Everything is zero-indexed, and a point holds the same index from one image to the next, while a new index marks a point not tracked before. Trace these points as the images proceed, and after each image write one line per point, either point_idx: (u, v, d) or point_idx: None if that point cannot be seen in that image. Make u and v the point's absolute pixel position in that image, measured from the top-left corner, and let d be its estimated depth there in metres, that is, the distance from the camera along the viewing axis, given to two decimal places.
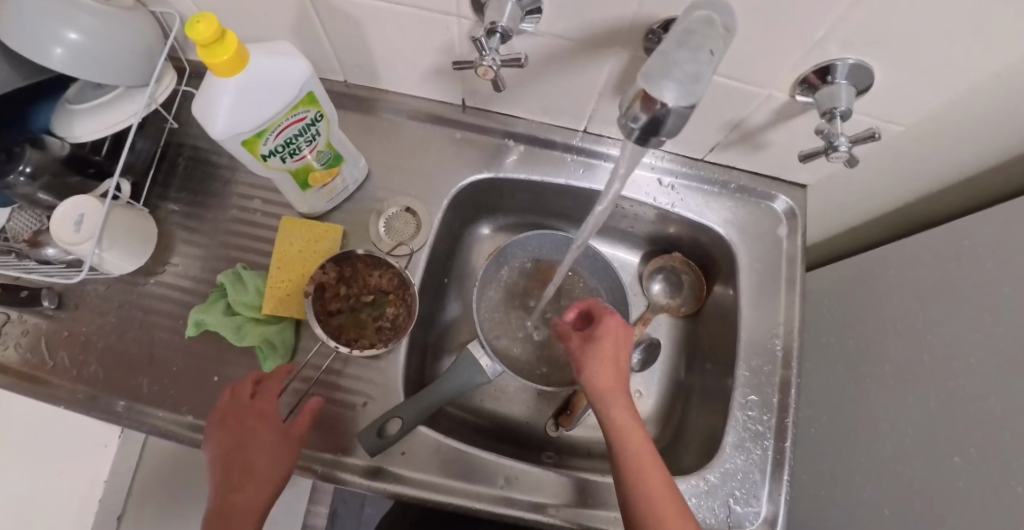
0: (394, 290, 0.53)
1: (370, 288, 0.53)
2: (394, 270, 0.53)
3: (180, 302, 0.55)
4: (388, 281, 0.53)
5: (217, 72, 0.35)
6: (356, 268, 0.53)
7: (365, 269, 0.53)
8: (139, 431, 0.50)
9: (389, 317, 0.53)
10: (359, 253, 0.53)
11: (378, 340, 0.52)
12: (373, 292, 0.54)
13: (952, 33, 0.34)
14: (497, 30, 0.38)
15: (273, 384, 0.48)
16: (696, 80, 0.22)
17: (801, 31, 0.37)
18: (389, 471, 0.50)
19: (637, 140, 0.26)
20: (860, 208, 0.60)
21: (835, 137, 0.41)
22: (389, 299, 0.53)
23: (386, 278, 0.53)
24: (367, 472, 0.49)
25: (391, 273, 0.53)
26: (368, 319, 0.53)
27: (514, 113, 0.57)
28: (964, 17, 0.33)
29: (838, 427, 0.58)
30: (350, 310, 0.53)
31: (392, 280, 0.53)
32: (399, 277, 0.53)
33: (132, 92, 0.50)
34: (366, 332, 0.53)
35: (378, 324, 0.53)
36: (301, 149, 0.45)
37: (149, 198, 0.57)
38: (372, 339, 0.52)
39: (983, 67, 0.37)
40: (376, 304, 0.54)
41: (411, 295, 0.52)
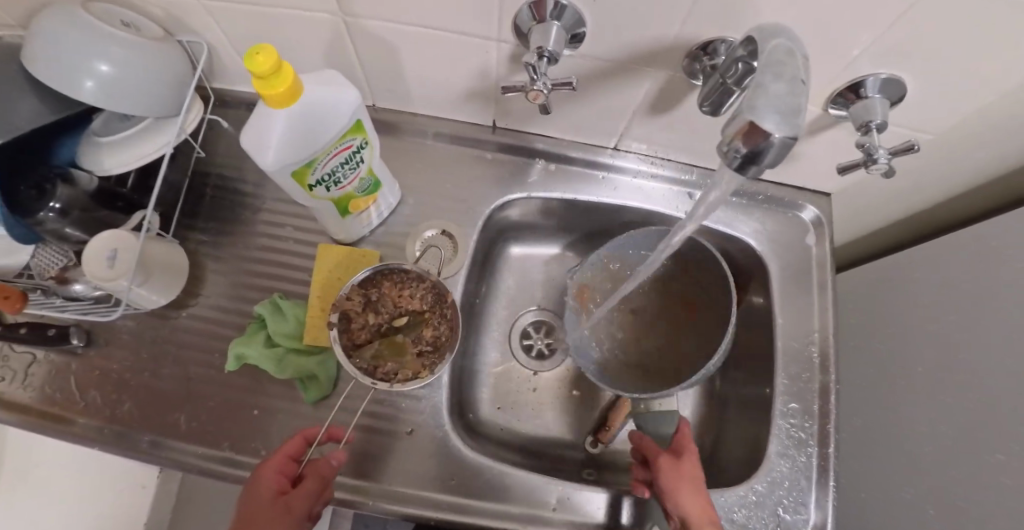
0: (429, 309, 0.51)
1: (401, 307, 0.51)
2: (426, 284, 0.51)
3: (213, 335, 0.53)
4: (421, 299, 0.51)
5: (269, 102, 0.35)
6: (384, 289, 0.51)
7: (393, 289, 0.51)
8: (179, 470, 0.49)
9: (427, 340, 0.51)
10: (382, 271, 0.51)
11: (422, 368, 0.49)
12: (404, 313, 0.51)
13: (987, 48, 0.36)
14: (544, 54, 0.39)
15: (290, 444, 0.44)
16: (797, 112, 0.23)
17: (839, 49, 0.38)
18: (437, 498, 0.49)
19: (737, 171, 0.26)
20: (884, 214, 0.62)
21: (876, 149, 0.42)
22: (425, 318, 0.51)
23: (419, 295, 0.51)
24: (416, 500, 0.49)
25: (423, 289, 0.51)
26: (405, 342, 0.51)
27: (543, 132, 0.57)
28: (978, 27, 0.34)
29: (875, 429, 0.59)
30: (382, 335, 0.51)
31: (424, 298, 0.51)
32: (433, 290, 0.51)
33: (162, 122, 0.49)
34: (406, 360, 0.50)
35: (417, 349, 0.50)
36: (345, 177, 0.45)
37: (176, 229, 0.56)
38: (414, 368, 0.49)
39: (1010, 79, 0.39)
40: (411, 324, 0.51)
41: (450, 306, 0.50)
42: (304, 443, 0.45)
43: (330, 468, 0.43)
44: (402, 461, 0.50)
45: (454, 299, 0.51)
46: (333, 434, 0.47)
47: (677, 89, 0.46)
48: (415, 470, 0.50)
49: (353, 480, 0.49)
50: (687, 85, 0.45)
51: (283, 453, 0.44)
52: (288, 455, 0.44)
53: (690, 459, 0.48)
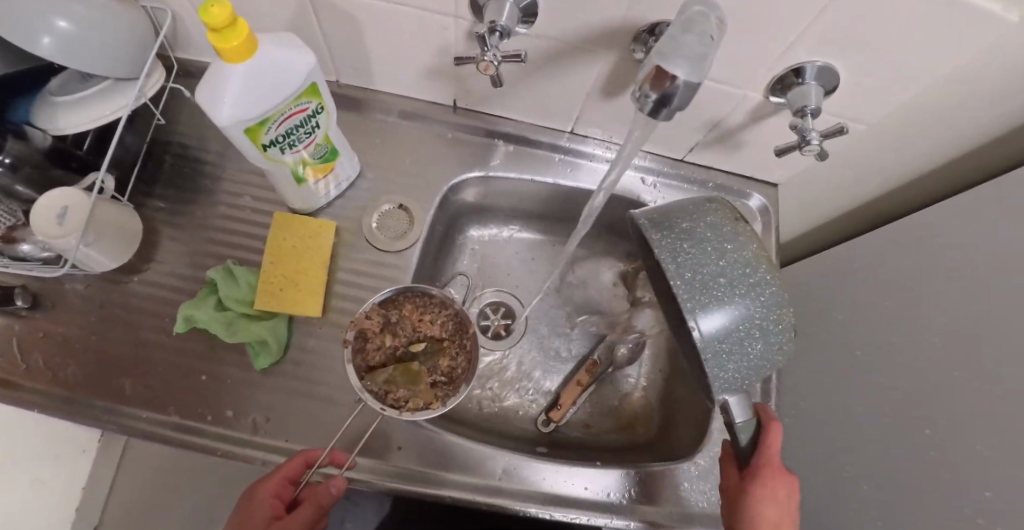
0: (448, 337, 0.54)
1: (420, 333, 0.54)
2: (448, 311, 0.54)
3: (166, 301, 0.53)
4: (441, 326, 0.54)
5: (224, 55, 0.36)
6: (404, 311, 0.54)
7: (414, 313, 0.54)
8: (122, 434, 0.48)
9: (443, 370, 0.53)
10: (405, 295, 0.53)
11: (434, 399, 0.50)
12: (423, 338, 0.54)
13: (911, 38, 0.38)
14: (497, 28, 0.40)
15: (291, 464, 0.45)
16: (703, 60, 0.26)
17: (774, 36, 0.41)
18: (397, 468, 0.49)
19: (649, 115, 0.28)
20: (829, 207, 0.65)
21: (808, 133, 0.45)
22: (445, 346, 0.54)
23: (440, 322, 0.54)
24: (374, 469, 0.49)
25: (444, 316, 0.54)
26: (420, 370, 0.52)
27: (503, 114, 0.59)
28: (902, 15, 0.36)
29: (817, 410, 0.61)
30: (398, 360, 0.52)
31: (444, 326, 0.54)
32: (454, 319, 0.54)
33: (122, 84, 0.49)
34: (419, 389, 0.51)
35: (431, 379, 0.52)
36: (300, 141, 0.45)
37: (133, 195, 0.56)
38: (427, 397, 0.50)
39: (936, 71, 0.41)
40: (428, 351, 0.54)
41: (471, 337, 0.53)
42: (304, 464, 0.45)
43: (328, 497, 0.45)
44: (352, 430, 0.50)
45: (475, 330, 0.53)
46: (335, 458, 0.47)
47: (628, 71, 0.47)
48: (364, 440, 0.50)
49: (300, 446, 0.49)
50: (637, 67, 0.47)
51: (280, 475, 0.44)
52: (286, 476, 0.44)
53: (757, 492, 0.44)
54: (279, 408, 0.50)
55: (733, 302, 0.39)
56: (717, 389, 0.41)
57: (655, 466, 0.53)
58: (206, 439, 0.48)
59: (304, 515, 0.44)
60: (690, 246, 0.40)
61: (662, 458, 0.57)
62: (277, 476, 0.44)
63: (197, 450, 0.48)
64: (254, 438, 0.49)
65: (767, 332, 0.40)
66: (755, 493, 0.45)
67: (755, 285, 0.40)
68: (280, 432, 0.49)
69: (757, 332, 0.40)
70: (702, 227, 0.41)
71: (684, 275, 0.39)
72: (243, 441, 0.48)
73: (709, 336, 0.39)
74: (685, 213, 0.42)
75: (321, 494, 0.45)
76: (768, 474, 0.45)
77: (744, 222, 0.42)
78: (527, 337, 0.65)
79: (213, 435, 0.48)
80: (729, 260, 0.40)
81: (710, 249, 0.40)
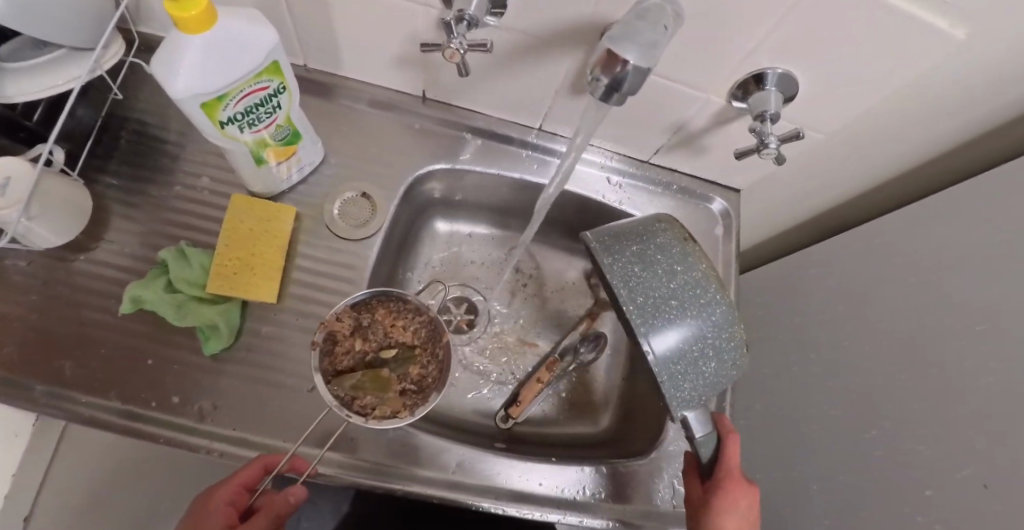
0: (421, 344, 0.52)
1: (392, 338, 0.52)
2: (422, 318, 0.53)
3: (113, 281, 0.51)
4: (413, 332, 0.52)
5: (182, 25, 0.35)
6: (377, 316, 0.52)
7: (387, 318, 0.52)
8: (58, 418, 0.46)
9: (413, 378, 0.51)
10: (378, 298, 0.52)
11: (402, 407, 0.48)
12: (395, 344, 0.52)
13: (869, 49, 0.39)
14: (465, 17, 0.39)
15: (244, 473, 0.43)
16: (654, 46, 0.26)
17: (736, 40, 0.41)
18: (363, 462, 0.48)
19: (601, 99, 0.28)
20: (788, 214, 0.67)
21: (766, 137, 0.46)
22: (416, 354, 0.52)
23: (413, 328, 0.52)
24: (337, 463, 0.48)
25: (418, 322, 0.53)
26: (390, 378, 0.50)
27: (474, 108, 0.59)
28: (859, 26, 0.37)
29: (770, 413, 0.63)
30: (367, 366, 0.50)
31: (417, 332, 0.52)
32: (428, 326, 0.53)
33: (78, 54, 0.47)
34: (388, 396, 0.49)
35: (401, 387, 0.50)
36: (260, 120, 0.44)
37: (86, 170, 0.54)
38: (395, 406, 0.48)
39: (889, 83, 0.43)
40: (400, 359, 0.51)
41: (445, 346, 0.51)
42: (261, 472, 0.44)
43: (286, 507, 0.43)
44: (301, 419, 0.49)
45: (449, 338, 0.51)
46: (295, 465, 0.45)
47: None
48: (313, 431, 0.49)
49: (247, 434, 0.48)
50: None
51: (235, 482, 0.43)
52: (241, 483, 0.43)
53: (719, 503, 0.44)
54: (228, 396, 0.49)
55: (685, 324, 0.39)
56: (675, 409, 0.41)
57: (608, 463, 0.53)
58: (150, 425, 0.47)
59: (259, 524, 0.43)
60: (641, 270, 0.40)
61: (618, 455, 0.58)
62: (230, 484, 0.42)
63: (140, 437, 0.46)
64: (200, 426, 0.47)
65: (719, 351, 0.41)
66: (717, 505, 0.44)
67: (706, 305, 0.40)
68: (227, 421, 0.48)
69: (710, 351, 0.41)
70: (652, 249, 0.41)
71: (636, 299, 0.39)
72: (189, 429, 0.47)
73: (661, 358, 0.39)
74: (635, 234, 0.42)
75: (277, 503, 0.43)
76: (731, 487, 0.44)
77: (692, 242, 0.43)
78: (489, 333, 0.64)
79: (157, 421, 0.47)
80: (680, 282, 0.40)
81: (660, 272, 0.40)
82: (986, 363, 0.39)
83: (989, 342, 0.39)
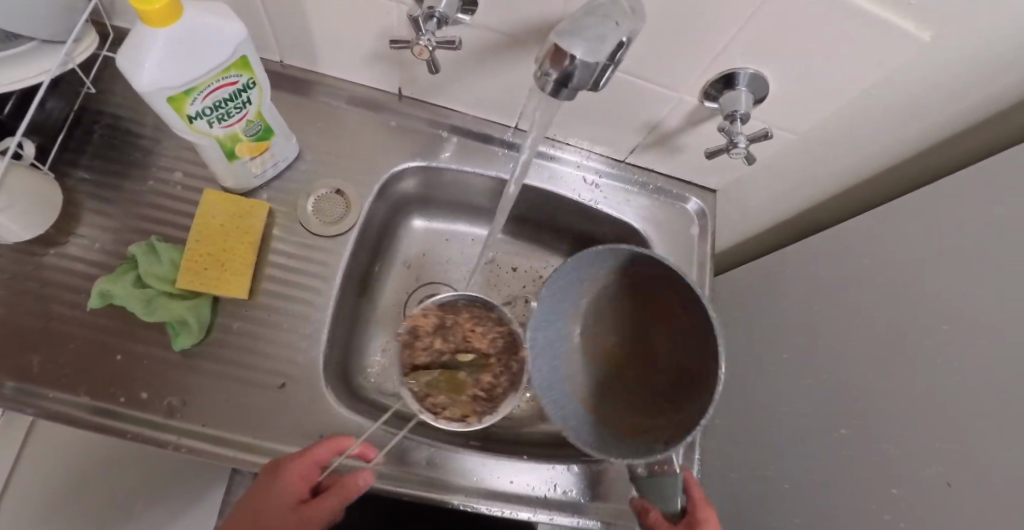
0: (495, 355, 0.55)
1: (469, 344, 0.55)
2: (501, 329, 0.56)
3: (83, 276, 0.51)
4: (489, 341, 0.56)
5: (147, 16, 0.34)
6: (460, 320, 0.56)
7: (468, 323, 0.56)
8: (25, 413, 0.46)
9: (483, 386, 0.54)
10: (462, 304, 0.56)
11: (470, 413, 0.52)
12: (471, 350, 0.55)
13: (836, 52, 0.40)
14: (435, 14, 0.40)
15: (321, 450, 0.44)
16: (602, 41, 0.26)
17: (706, 40, 0.41)
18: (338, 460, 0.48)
19: (551, 94, 0.29)
20: (763, 216, 0.67)
21: (736, 137, 0.46)
22: (490, 363, 0.55)
23: (490, 337, 0.56)
24: None
25: (496, 332, 0.56)
26: (464, 381, 0.54)
27: (451, 106, 0.59)
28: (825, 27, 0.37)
29: (744, 412, 0.63)
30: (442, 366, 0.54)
31: (492, 342, 0.56)
32: (504, 337, 0.56)
33: (48, 47, 0.47)
34: (459, 398, 0.53)
35: (473, 392, 0.53)
36: (230, 115, 0.44)
37: (58, 164, 0.54)
38: (464, 409, 0.52)
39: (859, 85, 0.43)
40: (473, 367, 0.55)
41: (519, 362, 0.54)
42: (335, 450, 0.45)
43: (358, 488, 0.44)
44: (270, 416, 0.49)
45: (525, 355, 0.54)
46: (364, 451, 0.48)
47: None
48: (282, 428, 0.48)
49: (216, 430, 0.47)
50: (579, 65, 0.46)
51: (310, 458, 0.43)
52: (315, 459, 0.44)
53: None
54: (198, 392, 0.48)
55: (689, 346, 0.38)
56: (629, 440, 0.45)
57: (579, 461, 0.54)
58: (119, 420, 0.46)
59: (331, 501, 0.44)
60: None
61: None
62: (306, 458, 0.43)
63: (108, 433, 0.46)
64: (170, 422, 0.47)
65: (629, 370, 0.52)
66: None
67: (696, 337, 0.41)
68: (197, 417, 0.48)
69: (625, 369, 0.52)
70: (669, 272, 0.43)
71: None
72: (158, 425, 0.47)
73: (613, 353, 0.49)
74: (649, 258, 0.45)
75: (352, 483, 0.44)
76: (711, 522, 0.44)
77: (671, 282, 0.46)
78: None
79: (126, 416, 0.47)
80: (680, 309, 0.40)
81: None
82: (950, 361, 0.39)
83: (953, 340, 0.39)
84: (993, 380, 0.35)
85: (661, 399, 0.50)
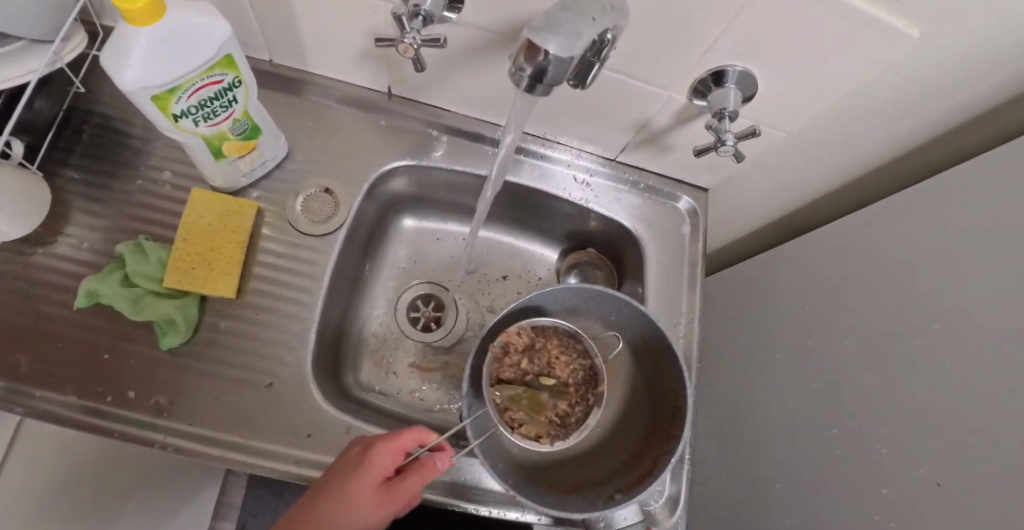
0: (574, 384, 0.54)
1: (552, 369, 0.54)
2: (585, 361, 0.54)
3: (72, 275, 0.51)
4: (570, 371, 0.54)
5: (129, 14, 0.34)
6: (547, 344, 0.55)
7: (555, 350, 0.55)
8: (14, 412, 0.46)
9: (559, 411, 0.53)
10: (557, 329, 0.55)
11: (545, 435, 0.51)
12: (553, 376, 0.54)
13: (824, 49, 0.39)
14: (420, 12, 0.39)
15: (407, 435, 0.43)
16: (577, 36, 0.26)
17: (693, 38, 0.41)
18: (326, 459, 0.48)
19: (526, 91, 0.28)
20: (756, 214, 0.67)
21: (723, 135, 0.46)
22: (569, 391, 0.54)
23: (571, 367, 0.54)
24: (294, 459, 0.48)
25: (578, 363, 0.54)
26: (545, 403, 0.53)
27: (441, 105, 0.59)
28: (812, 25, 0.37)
29: (736, 412, 0.63)
30: (526, 384, 0.53)
31: (574, 372, 0.54)
32: (586, 370, 0.54)
33: (36, 47, 0.46)
34: (537, 418, 0.52)
35: (551, 416, 0.53)
36: (216, 114, 0.44)
37: (47, 163, 0.54)
38: (540, 430, 0.51)
39: (848, 83, 0.43)
40: (554, 392, 0.54)
41: (598, 397, 0.53)
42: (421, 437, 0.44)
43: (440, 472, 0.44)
44: (256, 415, 0.48)
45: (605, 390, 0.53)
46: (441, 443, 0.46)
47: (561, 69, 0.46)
48: (268, 427, 0.48)
49: (204, 430, 0.47)
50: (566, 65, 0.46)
51: (399, 443, 0.43)
52: (403, 445, 0.43)
53: None
54: (186, 391, 0.48)
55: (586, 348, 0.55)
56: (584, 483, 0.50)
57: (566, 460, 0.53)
58: (107, 420, 0.46)
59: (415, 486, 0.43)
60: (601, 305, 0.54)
61: None
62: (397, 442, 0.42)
63: (96, 433, 0.46)
64: (158, 422, 0.47)
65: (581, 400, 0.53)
66: None
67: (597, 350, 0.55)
68: (184, 417, 0.48)
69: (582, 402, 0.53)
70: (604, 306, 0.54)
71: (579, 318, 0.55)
72: (145, 424, 0.47)
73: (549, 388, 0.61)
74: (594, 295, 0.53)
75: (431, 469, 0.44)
76: None
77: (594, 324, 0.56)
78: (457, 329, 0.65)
79: (114, 416, 0.47)
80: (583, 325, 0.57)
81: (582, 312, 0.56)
82: (943, 360, 0.38)
83: (944, 339, 0.39)
84: (986, 381, 0.35)
85: (598, 458, 0.55)
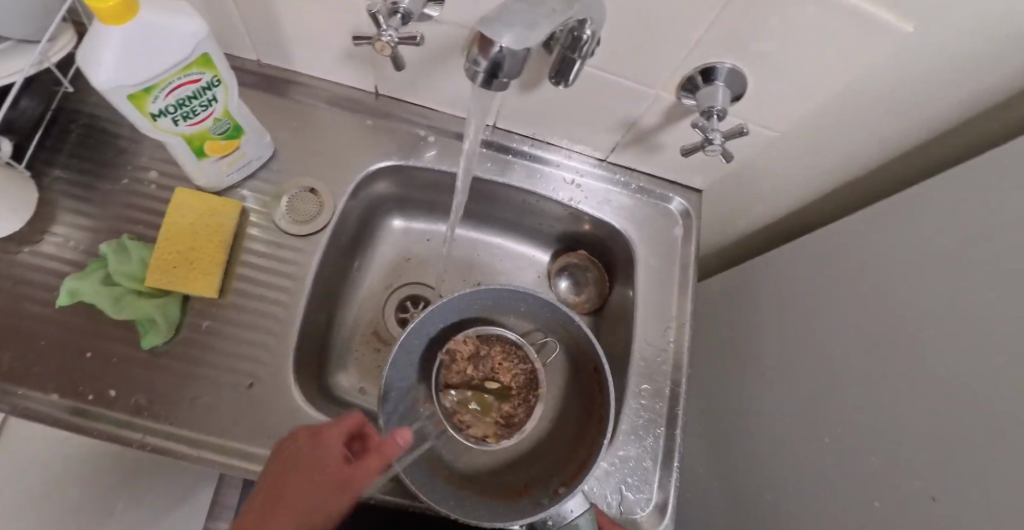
0: (518, 387, 0.56)
1: (497, 374, 0.57)
2: (525, 366, 0.56)
3: (56, 274, 0.51)
4: (513, 376, 0.57)
5: (102, 13, 0.34)
6: (493, 351, 0.57)
7: (499, 355, 0.57)
8: None
9: (504, 412, 0.55)
10: (500, 337, 0.57)
11: (490, 434, 0.54)
12: (497, 380, 0.57)
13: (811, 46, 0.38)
14: (398, 10, 0.38)
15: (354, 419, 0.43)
16: (531, 27, 0.25)
17: (678, 35, 0.40)
18: None
19: (481, 84, 0.28)
20: (750, 216, 0.66)
21: (710, 133, 0.44)
22: (512, 394, 0.56)
23: (514, 372, 0.57)
24: None
25: (521, 368, 0.56)
26: (490, 404, 0.56)
27: (428, 105, 0.59)
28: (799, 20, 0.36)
29: (729, 419, 0.62)
30: (472, 388, 0.56)
31: (517, 377, 0.56)
32: (529, 374, 0.56)
33: (22, 46, 0.47)
34: (484, 419, 0.55)
35: (495, 417, 0.55)
36: (196, 113, 0.44)
37: (35, 162, 0.54)
38: (485, 430, 0.54)
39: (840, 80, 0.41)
40: (498, 394, 0.56)
41: (538, 398, 0.54)
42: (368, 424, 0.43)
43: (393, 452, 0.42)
44: (234, 416, 0.48)
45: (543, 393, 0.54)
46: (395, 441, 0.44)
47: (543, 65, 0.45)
48: (246, 428, 0.48)
49: (182, 430, 0.47)
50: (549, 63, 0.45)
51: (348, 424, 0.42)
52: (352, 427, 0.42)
53: None
54: (165, 391, 0.48)
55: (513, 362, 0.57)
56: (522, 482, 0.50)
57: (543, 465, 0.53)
58: (85, 419, 0.46)
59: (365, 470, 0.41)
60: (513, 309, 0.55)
61: None
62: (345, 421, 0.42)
63: (75, 431, 0.46)
64: (137, 421, 0.47)
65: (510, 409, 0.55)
66: None
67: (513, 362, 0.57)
68: (162, 417, 0.47)
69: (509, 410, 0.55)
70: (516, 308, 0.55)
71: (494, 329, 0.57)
72: (123, 423, 0.47)
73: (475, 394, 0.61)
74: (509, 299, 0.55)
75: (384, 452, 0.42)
76: None
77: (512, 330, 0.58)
78: None
79: (93, 415, 0.47)
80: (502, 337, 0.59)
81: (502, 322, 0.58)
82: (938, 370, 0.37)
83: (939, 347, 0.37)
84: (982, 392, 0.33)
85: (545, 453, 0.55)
